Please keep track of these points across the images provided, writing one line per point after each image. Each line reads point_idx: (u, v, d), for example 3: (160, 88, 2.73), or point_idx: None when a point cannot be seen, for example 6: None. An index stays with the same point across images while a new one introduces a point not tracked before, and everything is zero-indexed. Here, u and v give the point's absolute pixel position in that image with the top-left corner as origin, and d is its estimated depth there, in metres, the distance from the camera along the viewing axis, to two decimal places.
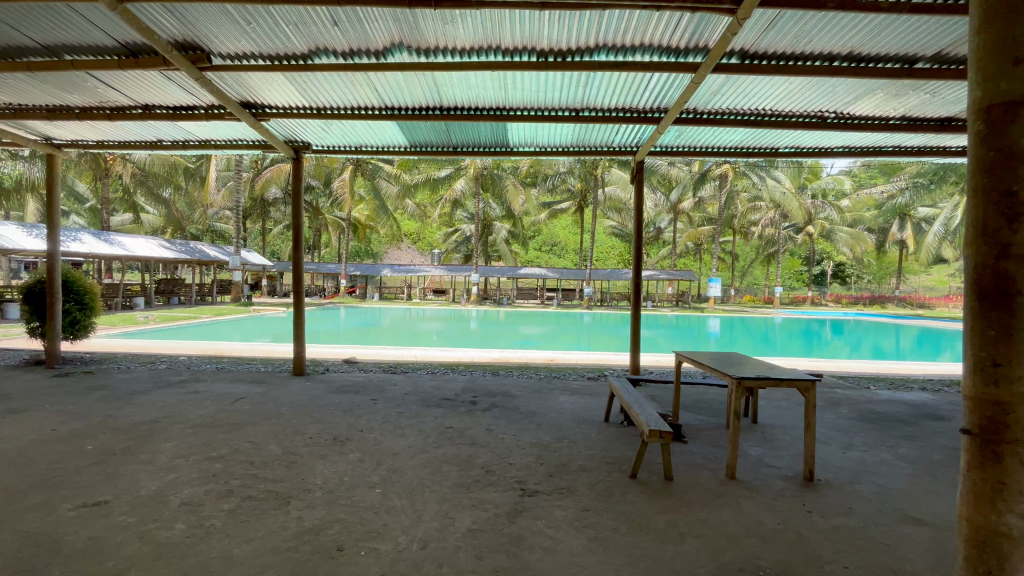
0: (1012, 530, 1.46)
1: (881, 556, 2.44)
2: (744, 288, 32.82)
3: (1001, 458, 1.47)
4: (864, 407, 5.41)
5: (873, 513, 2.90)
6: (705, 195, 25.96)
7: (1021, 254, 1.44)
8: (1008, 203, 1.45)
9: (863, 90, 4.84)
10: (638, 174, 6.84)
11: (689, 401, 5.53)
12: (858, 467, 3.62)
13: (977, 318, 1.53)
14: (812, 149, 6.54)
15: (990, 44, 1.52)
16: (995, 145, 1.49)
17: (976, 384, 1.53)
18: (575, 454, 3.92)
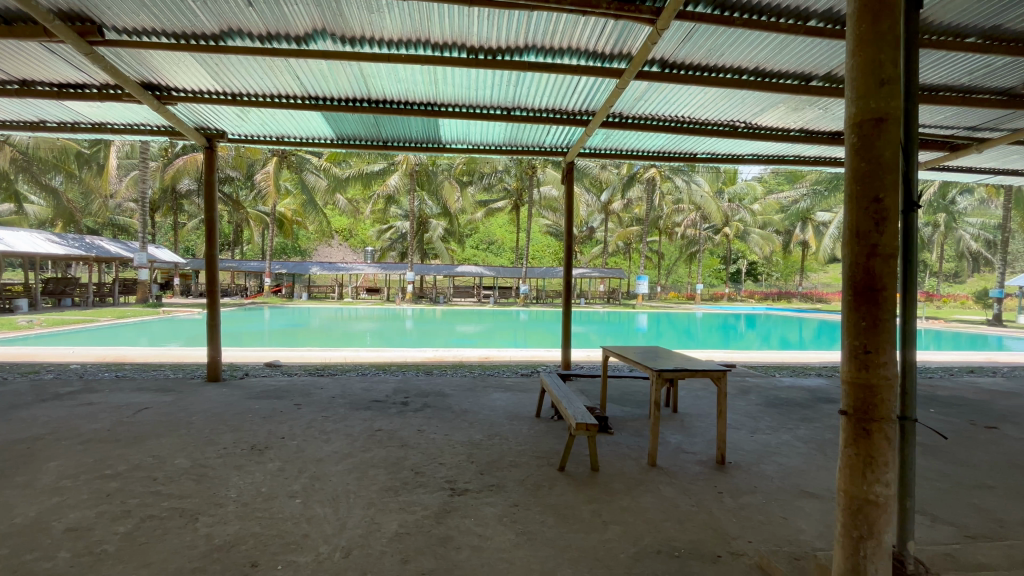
0: (879, 498, 1.65)
1: (780, 528, 2.68)
2: (670, 285, 34.77)
3: (871, 435, 1.66)
4: (769, 393, 5.92)
5: (774, 490, 3.18)
6: (634, 197, 27.20)
7: (885, 254, 1.63)
8: (875, 209, 1.64)
9: (768, 103, 5.27)
10: (569, 174, 7.01)
11: (616, 394, 5.77)
12: (763, 449, 3.96)
13: (851, 311, 1.70)
14: (726, 155, 7.04)
15: (863, 66, 1.69)
16: (866, 156, 1.67)
17: (851, 370, 1.71)
18: (506, 451, 3.95)
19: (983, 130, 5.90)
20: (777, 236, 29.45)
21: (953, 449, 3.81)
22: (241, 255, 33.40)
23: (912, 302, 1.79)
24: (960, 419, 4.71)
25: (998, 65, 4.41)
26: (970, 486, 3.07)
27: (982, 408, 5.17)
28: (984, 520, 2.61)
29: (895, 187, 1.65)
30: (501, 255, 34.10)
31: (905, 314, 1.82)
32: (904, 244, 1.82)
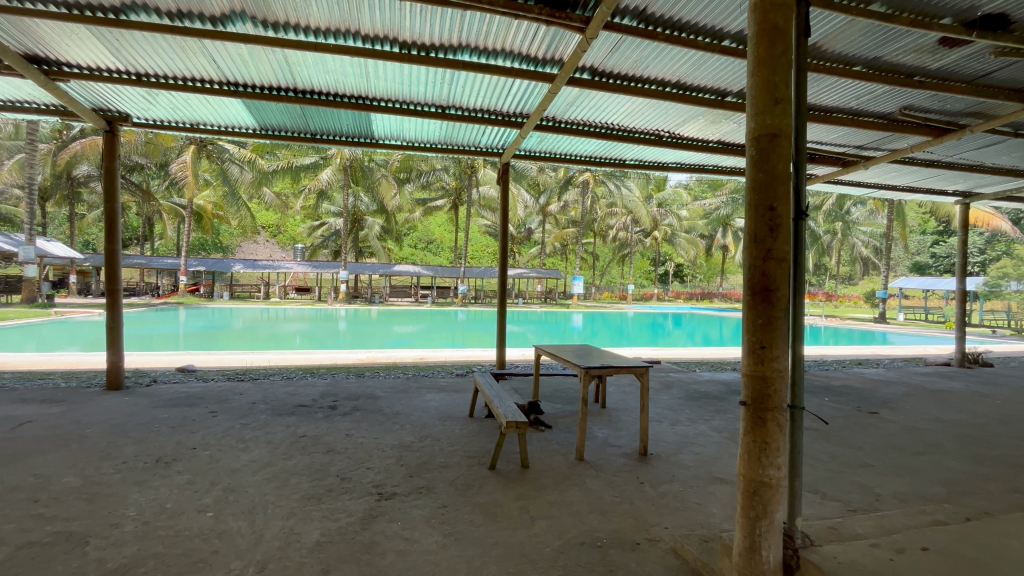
0: (772, 479, 1.81)
1: (694, 513, 2.87)
2: (604, 285, 36.05)
3: (766, 422, 1.82)
4: (690, 387, 6.32)
5: (690, 478, 3.39)
6: (570, 200, 27.91)
7: (778, 257, 1.79)
8: (770, 216, 1.81)
9: (690, 115, 5.62)
10: (505, 176, 7.06)
11: (548, 391, 5.89)
12: (682, 440, 4.21)
13: (750, 309, 1.85)
14: (653, 163, 7.41)
15: (761, 85, 1.85)
16: (764, 168, 1.83)
17: (750, 363, 1.86)
18: (437, 452, 3.91)
19: (869, 149, 6.64)
20: (701, 240, 31.44)
21: (842, 433, 4.27)
22: (152, 251, 30.48)
23: (802, 302, 1.98)
24: (849, 407, 5.28)
25: (879, 92, 4.99)
26: (854, 465, 3.45)
27: (866, 396, 5.83)
28: (864, 494, 2.94)
29: (787, 197, 1.82)
30: (440, 254, 33.62)
31: (796, 312, 2.02)
32: (794, 249, 2.01)
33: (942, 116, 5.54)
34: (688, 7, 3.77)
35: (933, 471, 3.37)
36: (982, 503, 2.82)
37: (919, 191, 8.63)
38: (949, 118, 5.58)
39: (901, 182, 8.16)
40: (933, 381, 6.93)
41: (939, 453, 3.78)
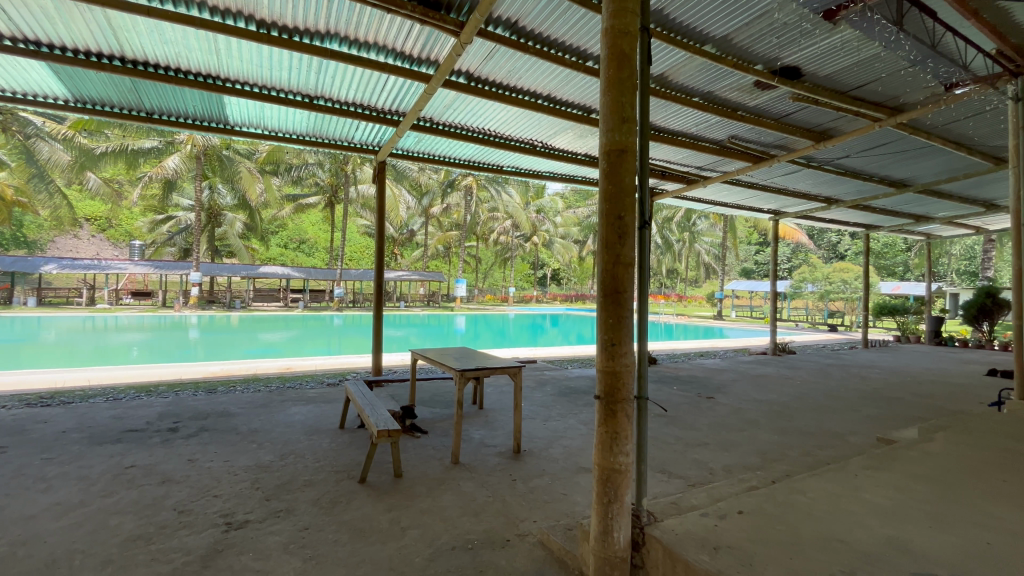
0: (621, 465, 1.97)
1: (560, 504, 3.03)
2: (486, 287, 36.65)
3: (616, 414, 1.98)
4: (562, 384, 6.70)
5: (559, 471, 3.58)
6: (453, 203, 27.91)
7: (625, 262, 1.97)
8: (618, 225, 1.97)
9: (560, 127, 5.96)
10: (381, 175, 6.78)
11: (426, 396, 5.79)
12: (553, 434, 4.44)
13: (602, 309, 2.01)
14: (529, 170, 7.72)
15: (611, 104, 2.01)
16: (613, 180, 2.00)
17: (603, 359, 2.01)
18: (300, 470, 3.59)
19: (707, 171, 7.70)
20: (576, 246, 33.64)
21: (685, 417, 4.87)
22: None
23: (646, 302, 2.20)
24: (692, 393, 6.05)
25: (713, 122, 5.82)
26: (694, 445, 3.95)
27: (705, 383, 6.73)
28: (700, 469, 3.38)
29: (632, 207, 2.01)
30: (314, 255, 31.12)
31: (641, 312, 2.23)
32: (640, 255, 2.23)
33: (758, 147, 6.64)
34: (556, 25, 3.99)
35: (751, 443, 4.01)
36: (783, 467, 3.42)
37: (743, 208, 10.26)
38: (763, 149, 6.71)
39: (731, 200, 9.62)
40: (754, 367, 8.27)
41: (755, 428, 4.51)
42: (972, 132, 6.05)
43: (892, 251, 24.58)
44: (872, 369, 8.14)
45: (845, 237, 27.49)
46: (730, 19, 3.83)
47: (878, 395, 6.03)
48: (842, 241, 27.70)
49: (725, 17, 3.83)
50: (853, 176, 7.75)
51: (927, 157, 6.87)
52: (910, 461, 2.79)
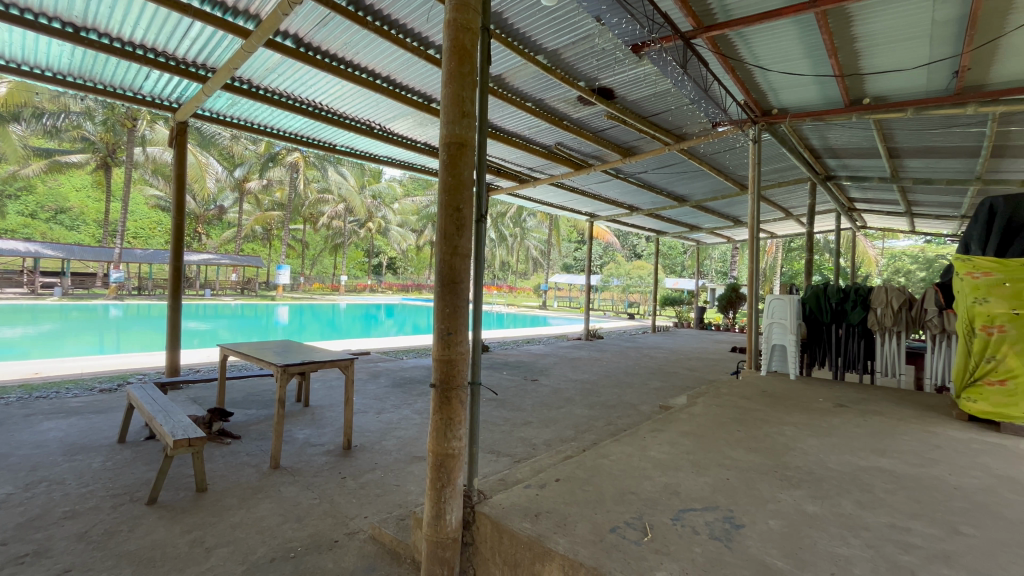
0: (454, 450, 2.04)
1: (393, 495, 3.00)
2: (314, 274, 33.64)
3: (451, 401, 2.04)
4: (396, 375, 6.58)
5: (392, 463, 3.53)
6: (274, 179, 24.89)
7: (462, 253, 2.03)
8: (456, 216, 2.03)
9: (399, 112, 5.80)
10: (181, 138, 5.68)
11: (237, 397, 5.10)
12: (386, 426, 4.35)
13: (440, 299, 2.04)
14: (364, 153, 7.32)
15: (453, 96, 2.04)
16: (453, 173, 2.04)
17: (438, 348, 2.05)
18: (58, 500, 2.85)
19: (537, 172, 8.33)
20: (413, 235, 33.15)
21: (513, 399, 5.24)
22: None
23: (482, 293, 2.29)
24: (518, 377, 6.55)
25: (543, 127, 6.31)
26: (520, 424, 4.30)
27: (531, 368, 7.34)
28: (525, 446, 3.70)
29: (470, 200, 2.07)
30: (79, 229, 24.50)
31: (477, 302, 2.32)
32: (476, 247, 2.31)
33: (580, 155, 7.44)
34: (398, 5, 3.86)
35: (567, 418, 4.52)
36: (592, 437, 3.93)
37: (566, 210, 11.39)
38: (584, 157, 7.55)
39: (556, 201, 10.58)
40: (572, 352, 9.31)
41: (570, 404, 5.10)
42: (728, 162, 7.73)
43: (673, 253, 30.12)
44: (657, 350, 9.90)
45: (642, 240, 32.64)
46: (560, 35, 4.20)
47: (661, 371, 7.37)
48: (639, 243, 32.84)
49: (554, 32, 4.17)
50: (650, 188, 9.24)
51: (699, 179, 8.56)
52: (680, 422, 3.49)
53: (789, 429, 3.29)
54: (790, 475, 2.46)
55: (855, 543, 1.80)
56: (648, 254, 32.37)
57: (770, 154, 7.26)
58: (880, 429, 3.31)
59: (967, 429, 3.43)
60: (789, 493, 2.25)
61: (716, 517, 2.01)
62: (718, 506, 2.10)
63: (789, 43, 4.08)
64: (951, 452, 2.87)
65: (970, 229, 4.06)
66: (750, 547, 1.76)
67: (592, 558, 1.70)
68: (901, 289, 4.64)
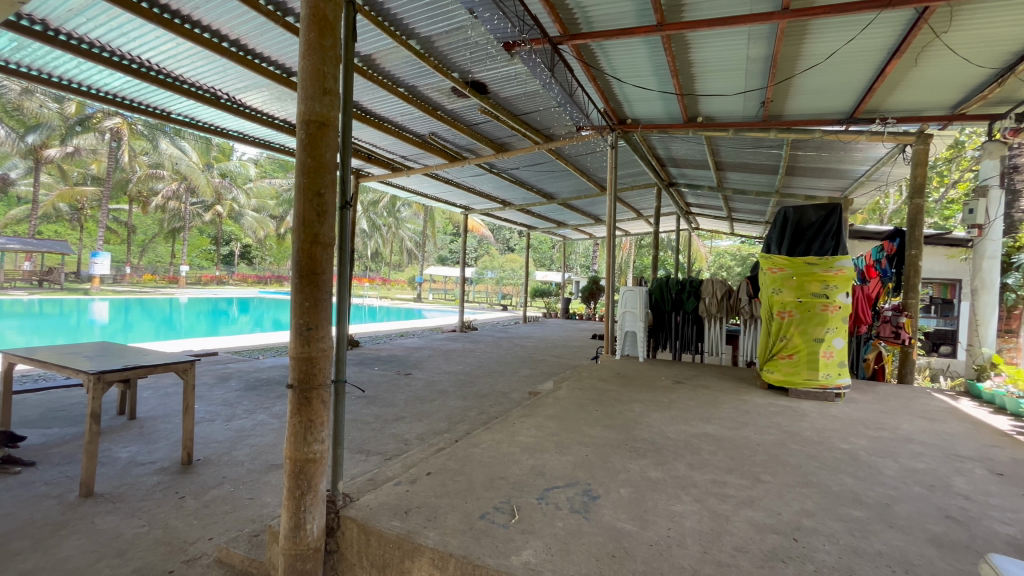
0: (316, 454, 1.90)
1: (246, 510, 2.70)
2: (144, 263, 28.54)
3: (311, 401, 1.88)
4: (250, 376, 5.92)
5: (244, 474, 3.17)
6: (84, 147, 20.44)
7: (324, 242, 1.89)
8: (318, 201, 1.87)
9: (252, 83, 5.19)
10: None
11: (32, 415, 4.11)
12: (237, 435, 3.89)
13: (298, 292, 1.87)
14: (208, 125, 6.40)
15: (312, 70, 1.86)
16: (312, 154, 1.87)
17: (296, 345, 1.88)
18: None
19: (410, 161, 8.11)
20: (272, 221, 29.93)
21: (384, 396, 5.06)
22: None
23: (347, 285, 2.16)
24: (390, 372, 6.35)
25: (416, 115, 6.15)
26: (392, 420, 4.18)
27: (403, 362, 7.15)
28: (396, 442, 3.61)
29: (333, 185, 1.93)
30: None
31: (341, 296, 2.17)
32: (340, 236, 2.16)
33: (454, 147, 7.42)
34: None
35: (440, 411, 4.50)
36: (464, 427, 3.98)
37: (441, 201, 11.28)
38: (457, 150, 7.55)
39: (430, 192, 10.41)
40: (446, 344, 9.32)
41: (444, 396, 5.10)
42: (590, 165, 8.36)
43: (542, 247, 31.78)
44: (527, 339, 10.39)
45: (515, 234, 33.86)
46: (434, 22, 4.11)
47: (531, 359, 7.75)
48: (512, 237, 33.98)
49: (427, 19, 4.07)
50: (521, 185, 9.58)
51: (565, 178, 9.13)
52: (547, 406, 3.71)
53: (638, 406, 3.70)
54: (638, 447, 2.77)
55: (686, 499, 2.10)
56: (520, 247, 33.65)
57: (625, 160, 8.02)
58: (706, 401, 3.90)
59: (768, 395, 4.21)
60: (637, 462, 2.53)
61: (576, 492, 2.18)
62: (578, 481, 2.28)
63: (641, 60, 4.53)
64: (755, 415, 3.49)
65: (772, 233, 4.86)
66: (604, 516, 1.95)
67: (462, 547, 1.72)
68: (723, 282, 5.50)
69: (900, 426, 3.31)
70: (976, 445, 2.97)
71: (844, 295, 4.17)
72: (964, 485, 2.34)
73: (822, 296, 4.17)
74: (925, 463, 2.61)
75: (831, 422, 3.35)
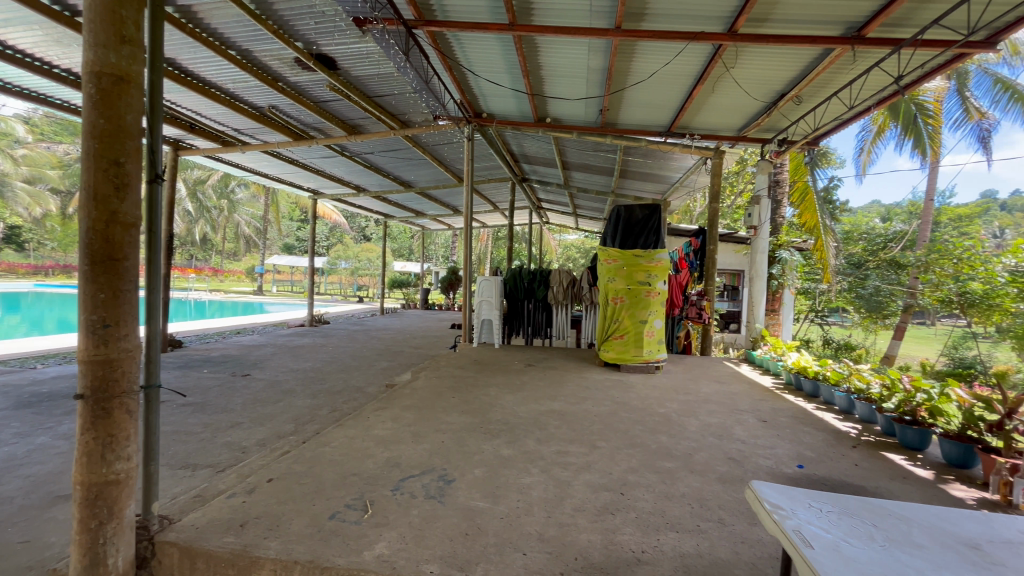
0: (120, 475, 1.59)
1: (18, 556, 2.15)
2: None
3: (110, 413, 1.57)
4: (23, 391, 4.67)
5: (14, 513, 2.52)
6: None
7: (125, 222, 1.58)
8: (115, 171, 1.55)
9: (16, 17, 4.05)
10: None
11: None
12: (2, 465, 3.05)
13: (88, 282, 1.54)
14: None
15: (104, 11, 1.54)
16: (105, 114, 1.54)
17: (88, 346, 1.55)
18: None
19: (245, 135, 7.19)
20: (52, 195, 23.72)
21: (215, 401, 4.45)
22: None
23: (159, 273, 1.84)
24: (225, 374, 5.60)
25: (252, 84, 5.45)
26: (226, 427, 3.70)
27: (241, 362, 6.34)
28: (231, 451, 3.21)
29: (137, 154, 1.63)
30: None
31: (153, 287, 1.84)
32: (149, 215, 1.83)
33: (299, 124, 6.78)
34: None
35: (286, 412, 4.12)
36: (314, 427, 3.71)
37: (285, 183, 10.22)
38: (303, 128, 6.91)
39: (272, 172, 9.35)
40: (293, 340, 8.53)
41: (290, 396, 4.68)
42: (447, 155, 8.36)
43: (401, 237, 30.92)
44: (384, 331, 10.05)
45: (371, 222, 32.28)
46: None
47: (388, 351, 7.53)
48: (368, 226, 32.36)
49: None
50: (376, 170, 9.17)
51: (423, 166, 8.99)
52: (404, 397, 3.66)
53: (492, 390, 3.86)
54: (492, 428, 2.91)
55: (534, 471, 2.28)
56: (377, 237, 32.18)
57: (482, 153, 8.19)
58: (554, 380, 4.25)
59: (605, 372, 4.74)
60: (490, 443, 2.66)
61: (432, 478, 2.20)
62: (434, 468, 2.31)
63: (494, 56, 4.66)
64: (594, 390, 3.92)
65: (607, 229, 5.39)
66: (459, 497, 2.01)
67: (308, 552, 1.62)
68: (568, 272, 5.99)
69: (701, 390, 4.03)
70: (750, 400, 3.77)
71: (661, 282, 4.89)
72: (741, 432, 2.95)
73: (646, 283, 4.84)
74: (716, 418, 3.23)
75: (652, 391, 3.92)
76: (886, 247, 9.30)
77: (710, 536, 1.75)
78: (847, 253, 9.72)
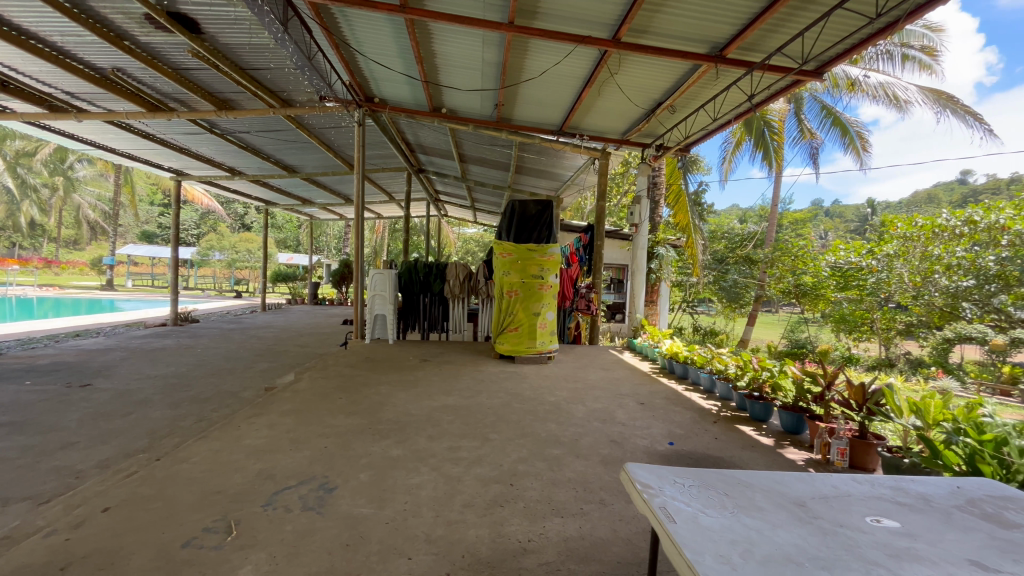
0: None
1: None
2: None
3: None
4: None
5: None
6: None
7: None
8: None
9: None
10: None
11: None
12: None
13: None
14: None
15: None
16: None
17: None
18: None
19: (82, 101, 6.05)
20: None
21: (40, 419, 3.68)
22: None
23: None
24: (56, 386, 4.67)
25: (88, 41, 4.59)
26: (54, 450, 3.08)
27: (80, 370, 5.35)
28: (60, 478, 2.68)
29: None
30: None
31: None
32: None
33: (154, 93, 5.87)
34: None
35: (140, 426, 3.56)
36: (174, 441, 3.24)
37: (138, 161, 8.80)
38: (160, 97, 6.00)
39: (120, 147, 7.98)
40: (150, 342, 7.39)
41: (144, 408, 4.04)
42: (336, 139, 7.83)
43: (287, 226, 28.47)
44: (265, 329, 9.16)
45: (251, 210, 29.26)
46: None
47: (270, 351, 6.88)
48: (247, 213, 29.27)
49: None
50: (254, 152, 8.28)
51: (310, 151, 8.33)
52: (284, 401, 3.35)
53: (384, 388, 3.70)
54: (381, 428, 2.78)
55: (424, 470, 2.21)
56: (258, 226, 29.28)
57: (376, 140, 7.81)
58: (449, 375, 4.20)
59: (501, 364, 4.80)
60: (379, 444, 2.53)
61: (311, 487, 2.04)
62: (314, 476, 2.14)
63: (385, 38, 4.43)
64: (489, 383, 3.94)
65: (502, 223, 5.46)
66: (341, 505, 1.88)
67: None
68: (464, 265, 6.01)
69: (588, 378, 4.26)
70: (631, 385, 4.07)
71: (553, 276, 5.07)
72: (623, 415, 3.17)
73: (539, 277, 4.98)
74: (601, 404, 3.43)
75: (544, 381, 4.05)
76: (743, 245, 10.53)
77: (591, 517, 1.84)
78: (713, 249, 10.97)
